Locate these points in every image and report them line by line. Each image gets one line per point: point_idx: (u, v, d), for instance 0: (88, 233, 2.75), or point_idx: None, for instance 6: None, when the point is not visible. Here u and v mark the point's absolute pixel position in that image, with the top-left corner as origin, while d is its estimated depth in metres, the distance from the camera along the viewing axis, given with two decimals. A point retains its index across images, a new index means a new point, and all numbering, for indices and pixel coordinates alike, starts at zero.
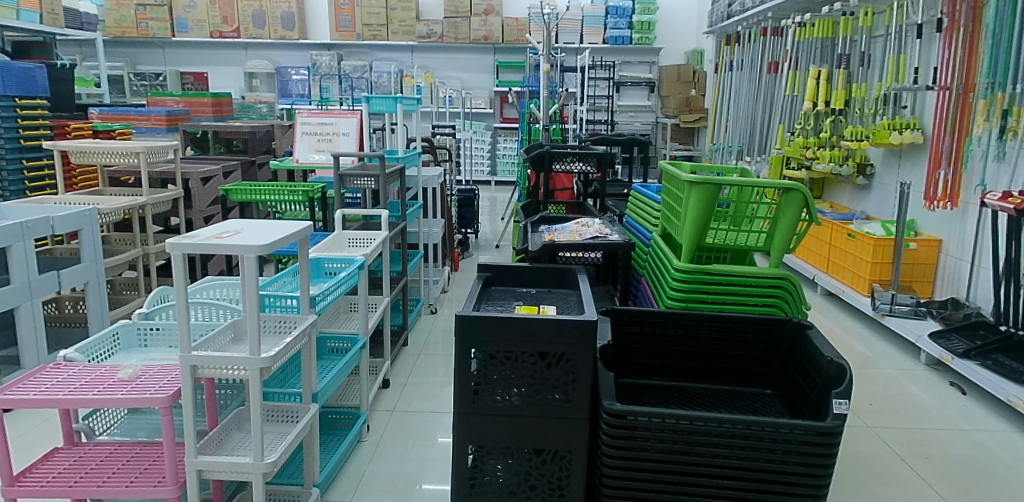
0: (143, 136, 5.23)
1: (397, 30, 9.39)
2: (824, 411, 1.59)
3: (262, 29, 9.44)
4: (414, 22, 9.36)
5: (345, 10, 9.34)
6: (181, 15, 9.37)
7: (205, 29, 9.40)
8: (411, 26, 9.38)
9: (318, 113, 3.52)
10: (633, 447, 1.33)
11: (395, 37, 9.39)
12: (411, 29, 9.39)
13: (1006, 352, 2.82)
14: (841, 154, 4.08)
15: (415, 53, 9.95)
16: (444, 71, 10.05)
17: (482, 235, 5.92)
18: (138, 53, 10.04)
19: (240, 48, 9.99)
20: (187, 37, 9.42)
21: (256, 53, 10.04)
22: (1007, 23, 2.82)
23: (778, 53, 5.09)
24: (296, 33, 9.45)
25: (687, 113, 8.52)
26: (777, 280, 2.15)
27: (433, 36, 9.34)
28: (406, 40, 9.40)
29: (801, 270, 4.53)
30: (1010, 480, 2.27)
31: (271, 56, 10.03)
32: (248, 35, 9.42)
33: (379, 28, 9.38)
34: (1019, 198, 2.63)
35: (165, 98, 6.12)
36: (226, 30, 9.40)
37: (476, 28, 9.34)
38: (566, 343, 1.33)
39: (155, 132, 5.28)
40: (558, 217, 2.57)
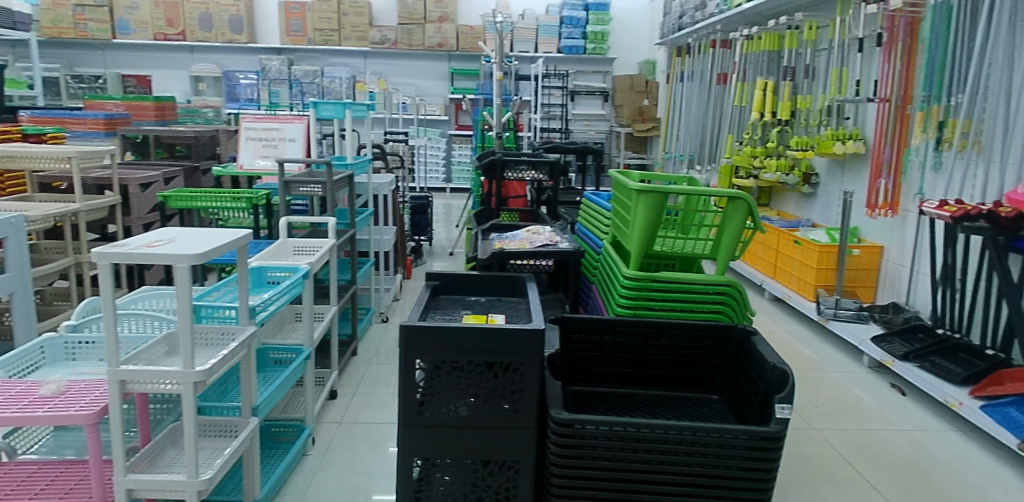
0: (79, 140, 5.03)
1: (349, 35, 9.30)
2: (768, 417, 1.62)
3: (208, 32, 9.26)
4: (367, 28, 9.31)
5: (296, 14, 9.24)
6: (123, 17, 9.11)
7: (148, 31, 9.17)
8: (365, 31, 9.31)
9: (263, 118, 3.45)
10: (581, 456, 1.33)
11: (347, 43, 9.31)
12: (363, 35, 9.32)
13: (944, 354, 2.91)
14: (786, 163, 4.18)
15: (368, 59, 9.85)
16: (397, 77, 9.99)
17: (436, 243, 5.88)
18: (76, 55, 9.72)
19: (186, 51, 9.77)
20: (129, 39, 9.17)
21: (203, 56, 9.83)
22: (942, 38, 2.95)
23: (727, 65, 5.23)
24: (245, 37, 9.30)
25: (640, 122, 8.72)
26: (723, 287, 2.18)
27: (386, 42, 9.33)
28: (359, 45, 9.33)
29: (749, 275, 4.63)
30: (949, 480, 2.34)
31: (218, 60, 9.83)
32: (194, 38, 9.24)
33: (331, 33, 9.26)
34: (954, 207, 2.70)
35: (103, 101, 5.94)
36: (170, 33, 9.20)
37: (430, 36, 9.36)
38: (514, 352, 1.32)
39: (92, 136, 5.04)
40: (508, 224, 2.54)
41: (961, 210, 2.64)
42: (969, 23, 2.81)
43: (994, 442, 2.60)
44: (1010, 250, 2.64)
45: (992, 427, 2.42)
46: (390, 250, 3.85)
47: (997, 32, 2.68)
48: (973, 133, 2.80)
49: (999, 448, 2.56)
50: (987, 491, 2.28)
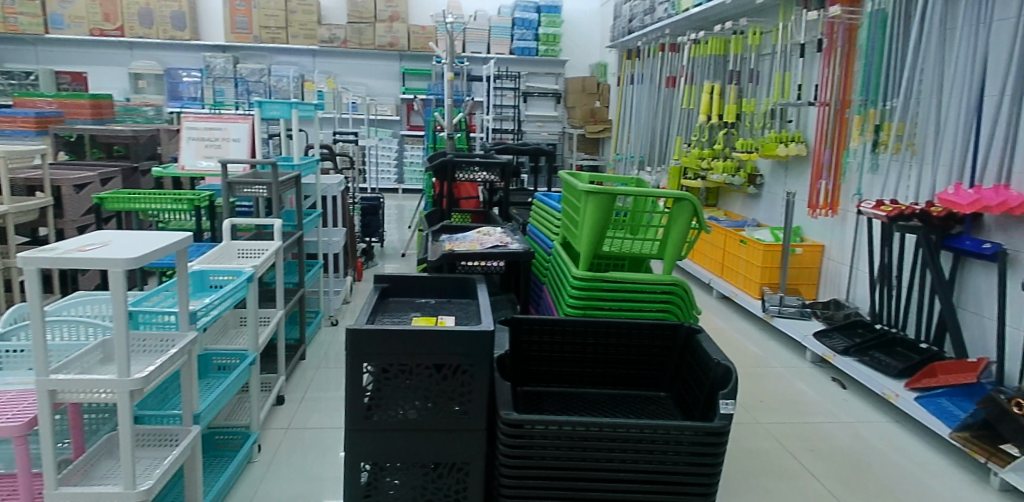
0: (7, 140, 4.80)
1: (297, 33, 9.17)
2: (713, 412, 1.68)
3: (148, 29, 8.98)
4: (316, 26, 9.19)
5: (241, 11, 9.05)
6: (56, 11, 8.77)
7: (84, 27, 8.85)
8: (313, 30, 9.18)
9: (205, 118, 3.37)
10: (531, 456, 1.36)
11: (295, 41, 9.17)
12: (312, 33, 9.20)
13: (881, 348, 3.03)
14: (733, 165, 4.34)
15: (317, 58, 9.73)
16: (348, 77, 9.86)
17: (388, 244, 5.82)
18: (5, 50, 9.29)
19: (125, 47, 9.43)
20: (62, 34, 8.79)
21: (143, 53, 9.50)
22: (877, 45, 3.07)
23: (675, 68, 5.34)
24: (188, 34, 9.05)
25: (592, 123, 8.81)
26: (669, 286, 2.23)
27: (336, 40, 9.21)
28: (308, 44, 9.20)
29: (697, 274, 4.73)
30: (886, 470, 2.45)
31: (159, 58, 9.53)
32: (133, 34, 8.94)
33: (278, 31, 9.11)
34: (890, 207, 2.82)
35: (34, 99, 5.69)
36: (108, 28, 8.90)
37: (381, 35, 9.29)
38: (463, 354, 1.34)
39: (22, 135, 4.86)
40: (459, 226, 2.53)
41: (895, 210, 2.76)
42: (902, 31, 2.94)
43: (927, 431, 2.73)
44: (941, 248, 2.79)
45: (926, 418, 2.55)
46: (339, 252, 3.78)
47: (928, 39, 2.80)
48: (906, 136, 2.92)
49: (932, 437, 2.69)
50: (921, 479, 2.40)
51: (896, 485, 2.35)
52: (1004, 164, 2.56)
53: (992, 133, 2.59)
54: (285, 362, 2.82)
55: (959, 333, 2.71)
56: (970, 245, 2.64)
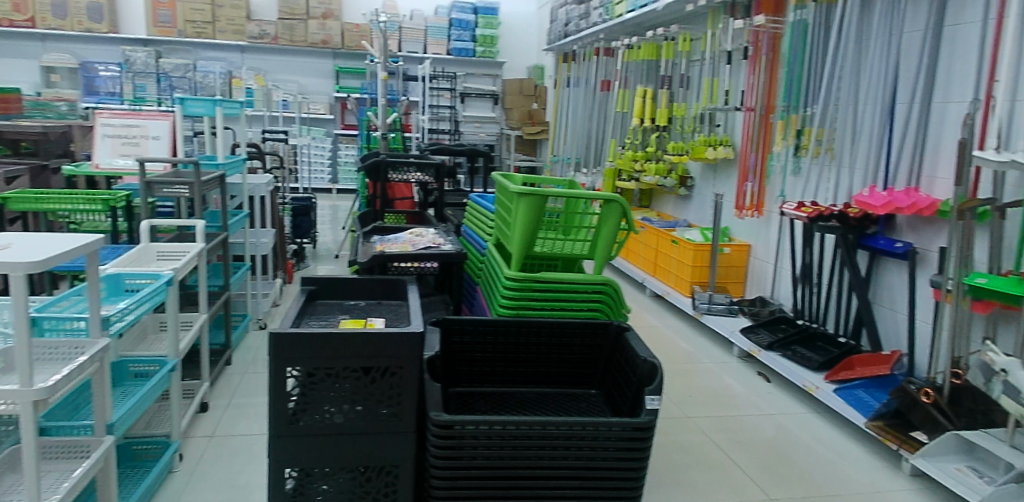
0: None
1: (224, 28, 8.97)
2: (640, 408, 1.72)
3: (62, 20, 8.57)
4: (244, 21, 9.00)
5: (163, 4, 8.81)
6: None
7: None
8: (242, 25, 8.99)
9: (121, 114, 3.23)
10: (462, 456, 1.36)
11: (222, 36, 8.97)
12: (240, 29, 9.00)
13: (803, 342, 3.18)
14: (665, 167, 4.44)
15: (246, 54, 9.49)
16: (277, 74, 9.64)
17: (322, 245, 5.72)
18: None
19: (37, 39, 8.97)
20: None
21: (55, 45, 9.04)
22: (799, 54, 3.21)
23: (610, 72, 5.49)
24: (106, 27, 8.69)
25: (530, 125, 8.91)
26: (600, 286, 2.27)
27: (265, 37, 9.04)
28: (236, 39, 9.00)
29: (631, 273, 4.84)
30: (806, 460, 2.57)
31: (74, 50, 9.09)
32: (45, 25, 8.55)
33: (204, 26, 8.91)
34: (810, 208, 2.94)
35: None
36: (17, 19, 8.50)
37: (314, 32, 9.12)
38: (391, 356, 1.33)
39: None
40: (391, 227, 2.50)
41: (815, 211, 2.88)
42: (821, 40, 3.09)
43: (845, 421, 2.88)
44: (858, 247, 2.91)
45: (845, 409, 2.69)
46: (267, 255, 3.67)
47: (844, 50, 2.95)
48: (825, 140, 3.07)
49: (848, 426, 2.85)
50: (838, 467, 2.53)
51: (816, 474, 2.47)
52: (914, 167, 2.72)
53: (902, 138, 2.75)
54: (209, 367, 2.73)
55: (875, 327, 2.86)
56: (884, 244, 2.77)
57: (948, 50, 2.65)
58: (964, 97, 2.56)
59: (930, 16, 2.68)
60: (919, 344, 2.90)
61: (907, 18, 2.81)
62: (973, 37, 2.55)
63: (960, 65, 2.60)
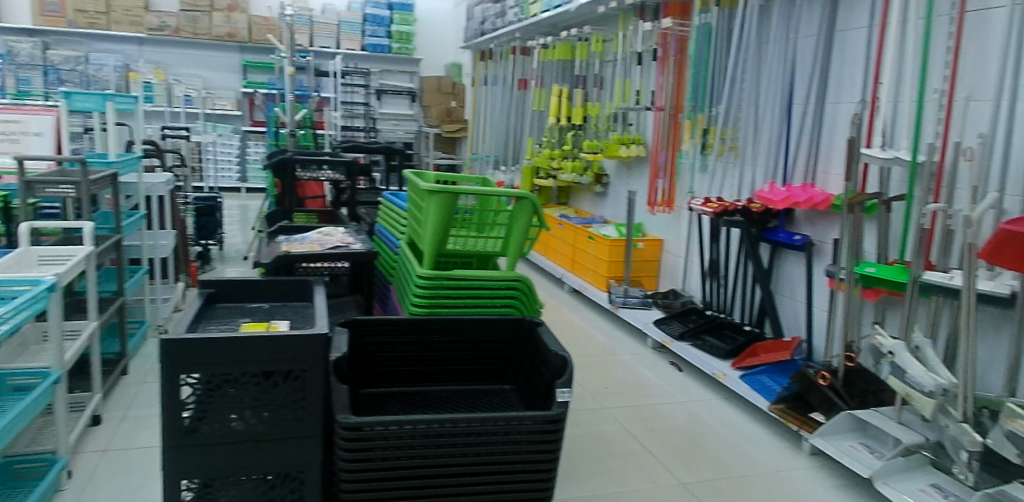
0: None
1: (119, 19, 8.76)
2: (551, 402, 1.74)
3: None
4: (142, 12, 8.82)
5: None
6: None
7: None
8: (140, 16, 8.80)
9: (3, 109, 3.16)
10: (371, 459, 1.33)
11: (118, 27, 8.76)
12: (138, 20, 8.82)
13: (711, 331, 3.33)
14: (580, 165, 4.52)
15: (144, 47, 9.20)
16: (180, 68, 9.36)
17: (230, 247, 5.54)
18: None
19: None
20: None
21: None
22: (704, 56, 3.35)
23: (526, 71, 5.60)
24: None
25: (448, 122, 9.02)
26: (513, 281, 2.29)
27: (166, 29, 8.88)
28: (133, 30, 8.83)
29: (550, 269, 4.92)
30: (715, 444, 2.68)
31: None
32: None
33: (97, 16, 8.64)
34: (715, 203, 3.05)
35: None
36: None
37: (218, 24, 9.00)
38: (293, 360, 1.29)
39: None
40: (298, 226, 2.44)
41: (720, 206, 2.99)
42: (723, 45, 3.24)
43: (751, 405, 3.04)
44: (761, 240, 3.06)
45: (750, 394, 2.83)
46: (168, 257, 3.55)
47: (745, 53, 3.10)
48: (729, 139, 3.21)
49: (754, 410, 3.00)
50: (746, 450, 2.66)
51: (725, 458, 2.58)
52: (810, 165, 2.89)
53: (798, 138, 2.92)
54: (102, 378, 2.58)
55: (776, 316, 3.03)
56: (783, 237, 2.93)
57: (837, 54, 2.82)
58: (853, 99, 2.74)
59: (821, 22, 2.84)
60: (816, 330, 3.09)
61: (801, 24, 2.97)
62: (860, 41, 2.71)
63: (849, 68, 2.76)
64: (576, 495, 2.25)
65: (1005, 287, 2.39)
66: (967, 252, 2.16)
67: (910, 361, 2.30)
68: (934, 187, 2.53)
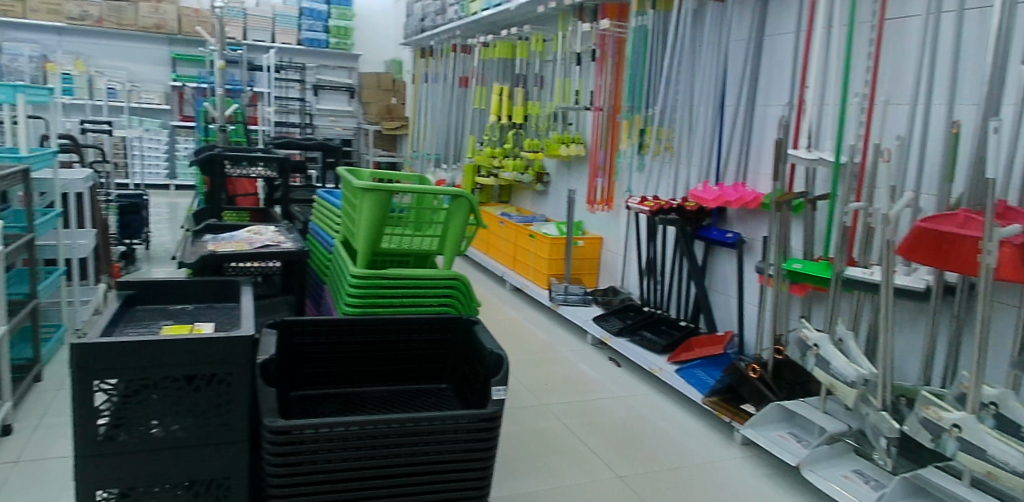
0: None
1: (37, 7, 8.57)
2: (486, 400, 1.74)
3: None
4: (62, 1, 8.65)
5: None
6: None
7: None
8: (58, 4, 8.63)
9: None
10: (302, 462, 1.30)
11: (35, 16, 8.56)
12: (57, 9, 8.65)
13: (648, 327, 3.41)
14: (521, 163, 4.61)
15: (63, 37, 8.98)
16: (102, 60, 9.14)
17: (158, 247, 5.37)
18: None
19: None
20: None
21: None
22: (641, 57, 3.42)
23: (467, 68, 5.59)
24: None
25: (388, 119, 9.02)
26: (449, 280, 2.30)
27: (88, 18, 8.73)
28: (52, 19, 8.64)
29: (491, 267, 4.95)
30: (652, 439, 2.74)
31: None
32: None
33: (11, 4, 8.49)
34: (652, 202, 3.12)
35: None
36: None
37: (144, 15, 8.90)
38: (217, 362, 1.23)
39: None
40: (227, 225, 2.38)
41: (656, 205, 3.08)
42: (659, 47, 3.31)
43: (687, 399, 3.12)
44: (695, 238, 3.15)
45: (685, 388, 2.92)
46: (87, 257, 3.42)
47: (681, 55, 3.18)
48: (665, 139, 3.29)
49: (690, 404, 3.08)
50: (683, 443, 2.72)
51: (661, 451, 2.64)
52: (741, 166, 2.99)
53: (730, 139, 3.01)
54: (12, 386, 2.46)
55: (710, 312, 3.13)
56: (717, 235, 3.03)
57: (767, 57, 2.92)
58: (781, 101, 2.84)
59: (752, 26, 2.94)
60: (747, 324, 3.20)
61: (733, 27, 3.06)
62: (787, 46, 2.82)
63: (778, 72, 2.87)
64: (513, 491, 2.27)
65: (920, 282, 2.52)
66: (885, 249, 2.26)
67: (834, 353, 2.41)
68: (857, 186, 2.64)
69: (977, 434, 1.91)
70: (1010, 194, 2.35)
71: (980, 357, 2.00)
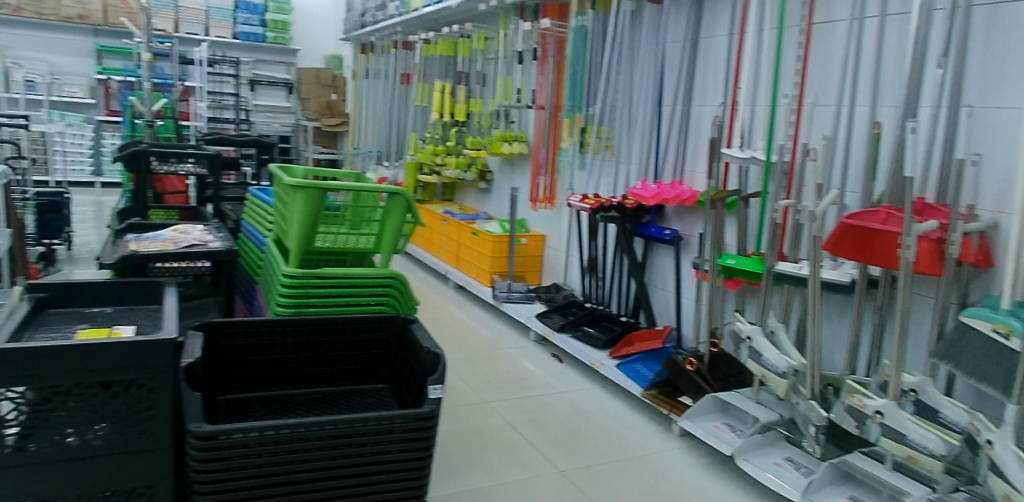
0: None
1: None
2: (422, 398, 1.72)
3: None
4: None
5: None
6: None
7: None
8: None
9: None
10: (230, 468, 1.24)
11: None
12: None
13: (590, 322, 3.47)
14: (464, 161, 4.56)
15: None
16: (21, 51, 8.78)
17: (80, 247, 5.15)
18: None
19: None
20: None
21: None
22: (581, 56, 3.46)
23: (409, 65, 5.56)
24: None
25: (328, 116, 9.00)
26: (385, 279, 2.28)
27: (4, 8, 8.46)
28: None
29: (433, 265, 4.93)
30: (594, 433, 2.78)
31: None
32: None
33: None
34: (592, 200, 3.17)
35: None
36: None
37: (67, 5, 8.60)
38: (137, 367, 1.15)
39: None
40: (151, 224, 2.30)
41: (596, 202, 3.14)
42: (598, 46, 3.36)
43: (627, 393, 3.18)
44: (635, 235, 3.21)
45: (625, 382, 2.97)
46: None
47: (620, 56, 3.24)
48: (606, 138, 3.32)
49: (631, 397, 3.15)
50: (623, 436, 2.78)
51: (601, 445, 2.69)
52: (677, 165, 3.07)
53: (668, 138, 3.07)
54: None
55: (649, 307, 3.20)
56: (655, 232, 3.08)
57: (702, 59, 3.00)
58: (716, 102, 2.92)
59: (688, 28, 3.01)
60: (684, 318, 3.29)
61: (670, 29, 3.13)
62: (721, 48, 2.90)
63: (712, 73, 2.95)
64: (451, 489, 2.27)
65: (846, 276, 2.62)
66: (813, 244, 2.34)
67: (766, 345, 2.50)
68: (787, 184, 2.73)
69: (899, 421, 2.02)
70: (927, 191, 2.46)
71: (901, 346, 2.08)
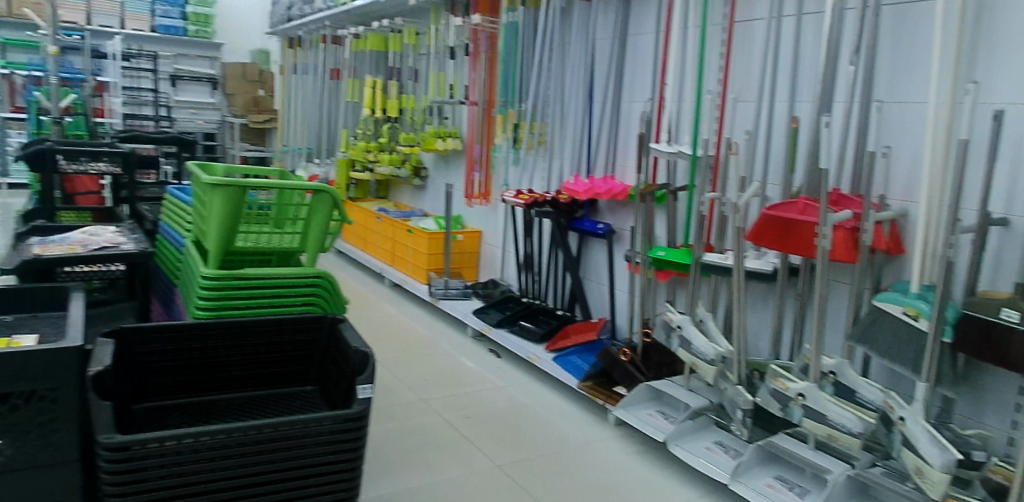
0: None
1: None
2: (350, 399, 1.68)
3: None
4: None
5: None
6: None
7: None
8: None
9: None
10: (146, 480, 1.07)
11: None
12: None
13: (527, 317, 3.50)
14: (397, 158, 4.59)
15: None
16: None
17: None
18: None
19: None
20: None
21: None
22: (513, 52, 3.50)
23: (338, 60, 5.47)
24: None
25: (255, 113, 8.91)
26: (311, 279, 2.24)
27: None
28: None
29: (368, 263, 4.88)
30: (533, 427, 2.80)
31: None
32: None
33: None
34: (526, 195, 3.21)
35: None
36: None
37: None
38: (36, 375, 1.02)
39: None
40: (58, 227, 2.18)
41: (529, 198, 3.17)
42: (529, 43, 3.40)
43: (564, 386, 3.23)
44: (570, 229, 3.27)
45: (562, 374, 3.02)
46: None
47: (551, 52, 3.28)
48: (538, 133, 3.38)
49: (568, 390, 3.19)
50: (562, 428, 2.81)
51: (539, 438, 2.72)
52: (608, 160, 3.15)
53: (598, 135, 3.15)
54: None
55: (584, 301, 3.26)
56: (589, 226, 3.16)
57: (629, 56, 3.07)
58: (644, 98, 2.99)
59: (615, 26, 3.09)
60: (617, 310, 3.37)
61: (598, 26, 3.20)
62: (648, 45, 2.97)
63: (639, 70, 3.02)
64: (384, 488, 2.25)
65: (768, 265, 2.72)
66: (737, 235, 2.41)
67: (695, 332, 2.57)
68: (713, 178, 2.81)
69: (818, 400, 2.12)
70: (841, 182, 2.58)
71: (819, 329, 2.18)
